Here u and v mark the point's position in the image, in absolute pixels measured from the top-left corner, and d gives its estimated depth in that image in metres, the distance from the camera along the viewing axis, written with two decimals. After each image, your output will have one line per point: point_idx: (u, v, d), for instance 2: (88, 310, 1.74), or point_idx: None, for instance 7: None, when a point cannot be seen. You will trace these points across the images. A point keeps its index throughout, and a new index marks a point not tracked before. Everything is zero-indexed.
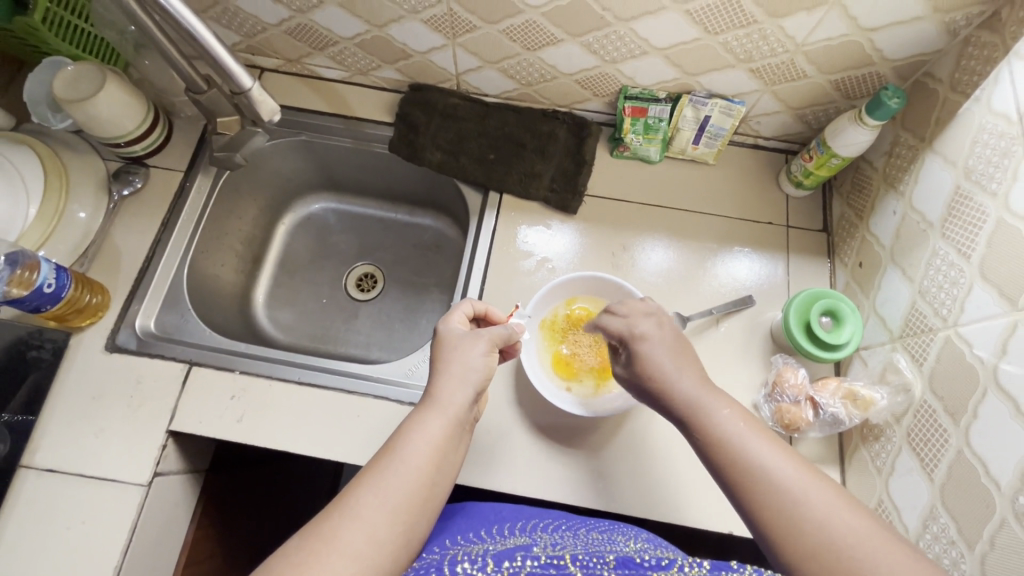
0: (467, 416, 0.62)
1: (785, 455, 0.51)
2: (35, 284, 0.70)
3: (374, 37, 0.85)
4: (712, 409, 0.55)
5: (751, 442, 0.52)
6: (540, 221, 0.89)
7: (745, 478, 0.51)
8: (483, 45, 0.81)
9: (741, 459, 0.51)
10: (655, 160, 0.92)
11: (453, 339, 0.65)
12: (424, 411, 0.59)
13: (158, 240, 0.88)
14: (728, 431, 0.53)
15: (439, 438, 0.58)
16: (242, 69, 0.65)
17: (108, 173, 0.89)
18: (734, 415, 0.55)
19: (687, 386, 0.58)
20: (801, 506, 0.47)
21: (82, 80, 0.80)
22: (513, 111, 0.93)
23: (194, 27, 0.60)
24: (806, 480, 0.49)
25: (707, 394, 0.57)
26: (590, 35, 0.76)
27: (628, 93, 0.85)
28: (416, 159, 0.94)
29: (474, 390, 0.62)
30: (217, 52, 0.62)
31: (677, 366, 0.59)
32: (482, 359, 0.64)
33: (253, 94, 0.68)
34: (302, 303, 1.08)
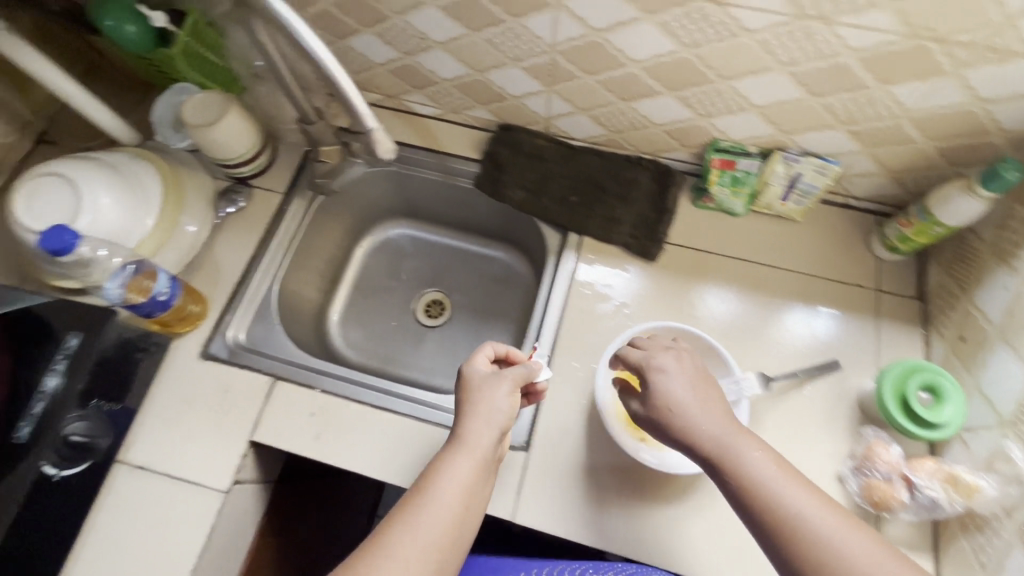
0: (492, 458, 0.63)
1: (817, 502, 0.55)
2: (151, 292, 0.76)
3: (473, 80, 0.89)
4: (745, 453, 0.58)
5: (788, 490, 0.55)
6: (618, 266, 0.89)
7: (785, 530, 0.54)
8: (579, 93, 0.84)
9: (782, 512, 0.55)
10: (739, 213, 0.91)
11: (476, 381, 0.66)
12: (451, 454, 0.61)
13: (254, 257, 0.93)
14: (766, 480, 0.56)
15: (468, 480, 0.59)
16: (368, 110, 0.66)
17: (214, 191, 0.96)
18: (766, 462, 0.58)
19: (715, 424, 0.61)
20: (837, 554, 0.52)
21: (207, 106, 0.87)
22: (598, 155, 0.95)
23: (330, 70, 0.62)
24: (840, 525, 0.54)
25: (737, 434, 0.60)
26: (688, 90, 0.77)
27: (718, 146, 0.85)
28: (499, 196, 0.96)
29: (499, 430, 0.64)
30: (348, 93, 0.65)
31: (703, 406, 0.62)
32: (506, 400, 0.65)
33: (371, 133, 0.71)
34: (372, 325, 1.12)
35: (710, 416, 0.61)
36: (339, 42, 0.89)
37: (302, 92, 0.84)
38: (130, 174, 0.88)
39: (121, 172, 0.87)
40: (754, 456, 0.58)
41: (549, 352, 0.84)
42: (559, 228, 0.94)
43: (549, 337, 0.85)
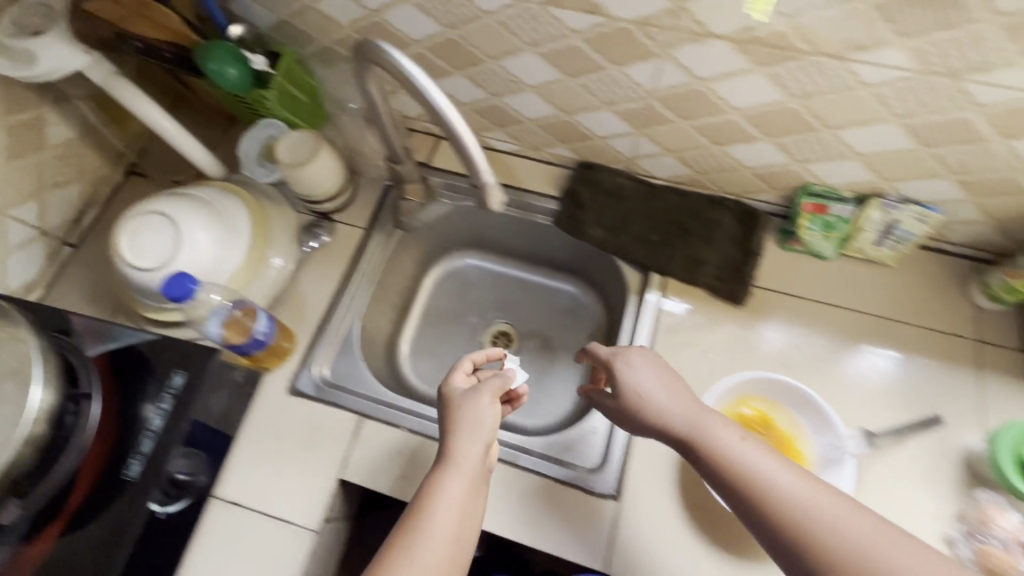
0: (484, 470, 0.65)
1: (797, 477, 0.56)
2: (252, 331, 0.78)
3: (559, 121, 0.89)
4: (719, 437, 0.60)
5: (760, 464, 0.57)
6: (703, 310, 0.88)
7: (768, 510, 0.55)
8: (670, 137, 0.83)
9: (761, 488, 0.56)
10: (827, 257, 0.89)
11: (456, 399, 0.68)
12: (441, 473, 0.62)
13: (338, 291, 0.94)
14: (740, 458, 0.58)
15: (462, 496, 0.61)
16: (485, 163, 0.63)
17: (298, 224, 0.98)
18: (738, 440, 0.60)
19: (684, 410, 0.64)
20: (819, 521, 0.53)
21: (299, 147, 0.89)
22: (679, 195, 0.94)
23: (451, 120, 0.60)
24: (822, 495, 0.54)
25: (705, 415, 0.63)
26: (788, 137, 0.76)
27: (811, 190, 0.84)
28: (578, 234, 0.96)
29: (486, 442, 0.65)
30: (471, 151, 0.61)
31: (671, 394, 0.65)
32: (490, 412, 0.67)
33: (486, 190, 0.65)
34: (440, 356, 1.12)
35: (680, 404, 0.64)
36: None
37: (398, 133, 0.84)
38: (220, 208, 0.89)
39: (214, 207, 0.89)
40: (724, 438, 0.60)
41: None
42: (640, 268, 0.93)
43: None
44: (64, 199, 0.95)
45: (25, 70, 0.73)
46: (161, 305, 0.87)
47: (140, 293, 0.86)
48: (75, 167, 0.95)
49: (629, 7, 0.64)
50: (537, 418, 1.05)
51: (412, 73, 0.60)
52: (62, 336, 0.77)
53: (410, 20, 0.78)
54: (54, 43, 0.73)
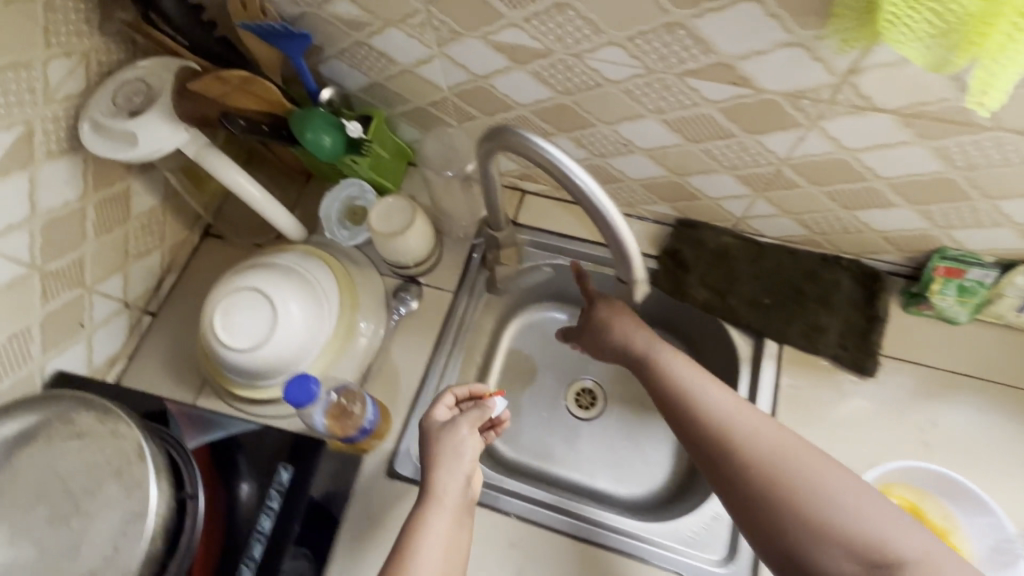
0: (467, 501, 0.70)
1: (726, 397, 0.70)
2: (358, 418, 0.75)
3: (666, 181, 0.83)
4: (668, 362, 0.76)
5: (695, 381, 0.72)
6: (825, 381, 0.83)
7: (699, 420, 0.69)
8: (794, 200, 0.78)
9: (689, 396, 0.71)
10: (959, 321, 0.83)
11: (435, 433, 0.72)
12: (426, 510, 0.67)
13: (430, 360, 0.90)
14: (679, 375, 0.74)
15: (447, 531, 0.67)
16: (640, 261, 0.60)
17: (387, 290, 0.94)
18: (682, 364, 0.75)
19: (643, 343, 0.79)
20: (739, 427, 0.67)
21: (394, 214, 0.86)
22: (790, 254, 0.88)
23: (610, 214, 0.56)
24: (738, 409, 0.69)
25: (660, 347, 0.78)
26: (935, 206, 0.70)
27: (947, 254, 0.77)
28: (679, 295, 0.90)
29: (465, 475, 0.70)
30: (625, 242, 0.58)
31: (635, 327, 0.81)
32: (470, 442, 0.71)
33: (635, 284, 0.61)
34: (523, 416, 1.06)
35: (638, 339, 0.80)
36: None
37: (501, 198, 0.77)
38: (309, 276, 0.86)
39: (301, 275, 0.85)
40: (669, 360, 0.76)
41: None
42: (750, 332, 0.87)
43: None
44: (146, 268, 0.91)
45: (124, 152, 0.70)
46: (253, 382, 0.83)
47: (231, 370, 0.82)
48: (157, 234, 0.92)
49: (784, 80, 0.59)
50: (631, 486, 0.99)
51: (563, 164, 0.56)
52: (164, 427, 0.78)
53: (519, 86, 0.73)
54: (155, 123, 0.70)
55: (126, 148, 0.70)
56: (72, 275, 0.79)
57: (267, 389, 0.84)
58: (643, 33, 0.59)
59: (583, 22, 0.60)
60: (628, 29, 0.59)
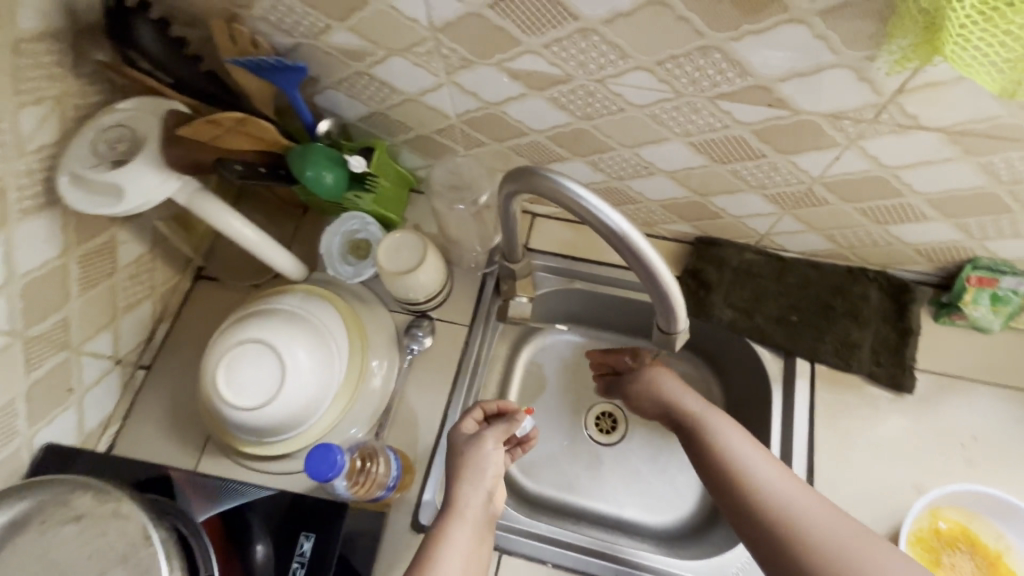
0: (489, 515, 0.67)
1: (782, 472, 0.62)
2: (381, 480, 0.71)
3: (688, 202, 0.80)
4: (718, 426, 0.68)
5: (748, 451, 0.64)
6: (862, 399, 0.80)
7: (747, 492, 0.61)
8: (823, 217, 0.75)
9: (741, 473, 0.62)
10: (992, 330, 0.81)
11: (460, 445, 0.70)
12: (447, 522, 0.63)
13: (450, 400, 0.85)
14: (730, 446, 0.65)
15: (467, 545, 0.63)
16: (683, 311, 0.59)
17: (397, 329, 0.89)
18: (734, 433, 0.67)
19: (695, 403, 0.73)
20: (794, 506, 0.59)
21: (403, 250, 0.82)
22: (815, 267, 0.85)
23: (657, 267, 0.53)
24: (795, 486, 0.60)
25: (711, 410, 0.71)
26: (973, 219, 0.67)
27: (979, 264, 0.75)
28: (705, 316, 0.86)
29: (488, 489, 0.67)
30: (674, 301, 0.56)
31: (686, 392, 0.75)
32: (494, 455, 0.69)
33: (678, 335, 0.61)
34: (542, 448, 0.97)
35: (688, 398, 0.74)
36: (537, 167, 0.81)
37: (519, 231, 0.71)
38: (315, 320, 0.80)
39: (309, 318, 0.79)
40: (719, 427, 0.68)
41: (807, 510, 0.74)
42: (780, 351, 0.84)
43: None
44: (136, 321, 0.85)
45: (110, 207, 0.64)
46: (260, 439, 0.77)
47: (238, 429, 0.76)
48: (147, 283, 0.85)
49: (825, 101, 0.56)
50: (660, 513, 0.92)
51: (614, 222, 0.52)
52: (169, 501, 0.73)
53: (535, 112, 0.69)
54: (144, 172, 0.64)
55: (111, 203, 0.64)
56: (57, 338, 0.73)
57: (276, 445, 0.78)
58: (675, 57, 0.55)
59: (609, 48, 0.56)
60: (658, 54, 0.55)
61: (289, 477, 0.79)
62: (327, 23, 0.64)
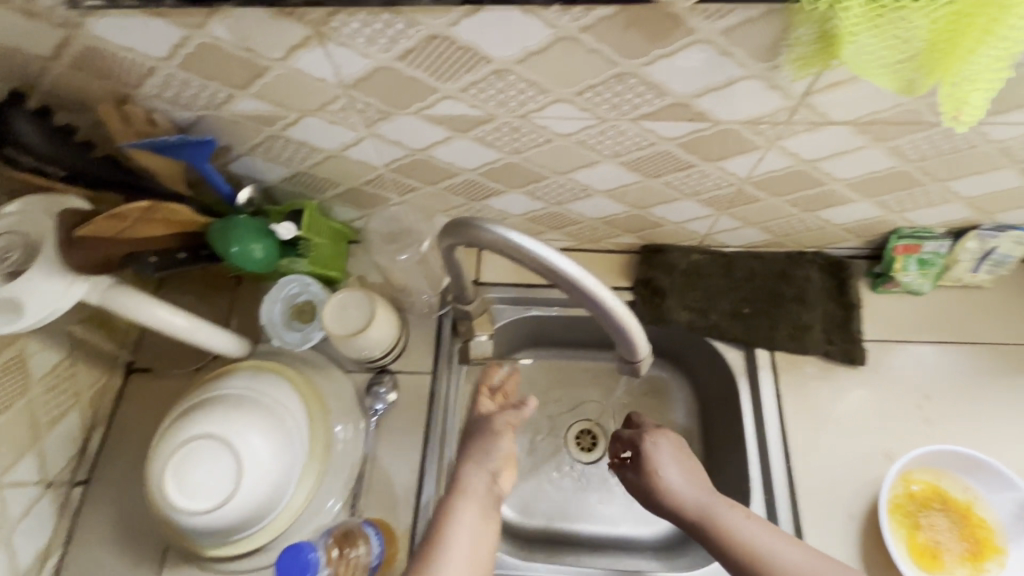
0: (496, 496, 0.64)
1: (799, 550, 0.63)
2: (364, 560, 0.67)
3: (628, 215, 0.81)
4: (728, 518, 0.66)
5: (764, 540, 0.64)
6: (823, 377, 0.83)
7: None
8: (757, 212, 0.77)
9: (768, 565, 0.62)
10: (924, 291, 0.86)
11: (474, 425, 0.69)
12: (452, 500, 0.62)
13: (425, 454, 0.81)
14: (745, 535, 0.64)
15: (474, 527, 0.60)
16: (642, 336, 0.59)
17: (358, 389, 0.84)
18: (744, 520, 0.65)
19: (698, 494, 0.69)
20: None
21: (350, 308, 0.78)
22: (757, 258, 0.88)
23: (602, 301, 0.54)
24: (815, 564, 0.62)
25: (715, 499, 0.68)
26: (890, 195, 0.71)
27: (903, 233, 0.80)
28: (664, 323, 0.87)
29: (495, 470, 0.64)
30: (605, 302, 0.54)
31: (688, 476, 0.71)
32: (506, 439, 0.66)
33: (642, 361, 0.62)
34: (528, 480, 0.95)
35: (692, 486, 0.70)
36: (474, 203, 0.79)
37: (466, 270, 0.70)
38: (270, 400, 0.75)
39: (260, 400, 0.74)
40: (730, 516, 0.66)
41: (789, 495, 0.76)
42: (740, 344, 0.86)
43: (782, 484, 0.77)
44: (63, 436, 0.76)
45: (7, 324, 0.58)
46: (225, 539, 0.71)
47: (197, 534, 0.70)
48: (70, 392, 0.77)
49: (739, 111, 0.57)
50: (656, 523, 0.91)
51: (561, 266, 0.52)
52: None
53: (464, 153, 0.68)
54: (41, 276, 0.58)
55: (9, 320, 0.58)
56: None
57: (244, 542, 0.72)
58: (593, 86, 0.55)
59: (527, 84, 0.56)
60: (576, 85, 0.55)
61: (263, 572, 0.74)
62: (229, 93, 0.60)
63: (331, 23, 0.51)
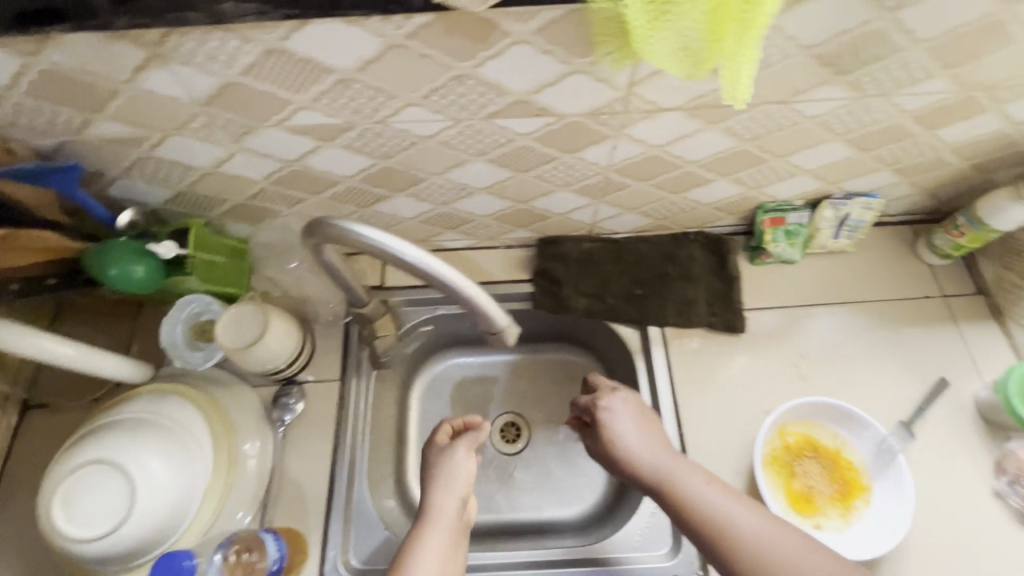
0: (461, 523, 0.70)
1: (749, 511, 0.66)
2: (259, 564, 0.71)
3: (514, 210, 0.85)
4: (685, 481, 0.69)
5: (717, 503, 0.67)
6: (711, 347, 0.89)
7: (719, 539, 0.65)
8: (630, 198, 0.83)
9: (723, 526, 0.65)
10: (796, 260, 0.93)
11: (433, 458, 0.75)
12: (422, 528, 0.67)
13: (335, 460, 0.82)
14: (700, 496, 0.67)
15: (442, 550, 0.66)
16: (498, 309, 0.61)
17: (266, 402, 0.85)
18: (701, 483, 0.68)
19: (653, 455, 0.72)
20: (765, 547, 0.63)
21: (244, 322, 0.79)
22: (645, 242, 0.93)
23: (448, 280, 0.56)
24: (762, 523, 0.65)
25: (671, 460, 0.71)
26: (742, 172, 0.78)
27: (766, 208, 0.87)
28: (563, 310, 0.92)
29: (460, 497, 0.71)
30: (447, 278, 0.56)
31: (646, 439, 0.73)
32: (465, 466, 0.73)
33: (505, 331, 0.63)
34: None
35: (650, 447, 0.73)
36: (364, 210, 0.82)
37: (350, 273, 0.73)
38: (166, 420, 0.75)
39: (157, 421, 0.74)
40: (687, 478, 0.69)
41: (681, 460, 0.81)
42: (634, 324, 0.91)
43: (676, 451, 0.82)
44: None
45: None
46: (126, 564, 0.71)
47: (95, 563, 0.69)
48: None
49: (577, 104, 0.62)
50: (576, 503, 0.95)
51: (408, 258, 0.55)
52: None
53: (337, 161, 0.70)
54: None
55: None
56: None
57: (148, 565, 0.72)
58: (435, 89, 0.59)
59: (374, 92, 0.59)
60: (420, 89, 0.59)
61: None
62: (85, 117, 0.61)
63: (168, 44, 0.52)
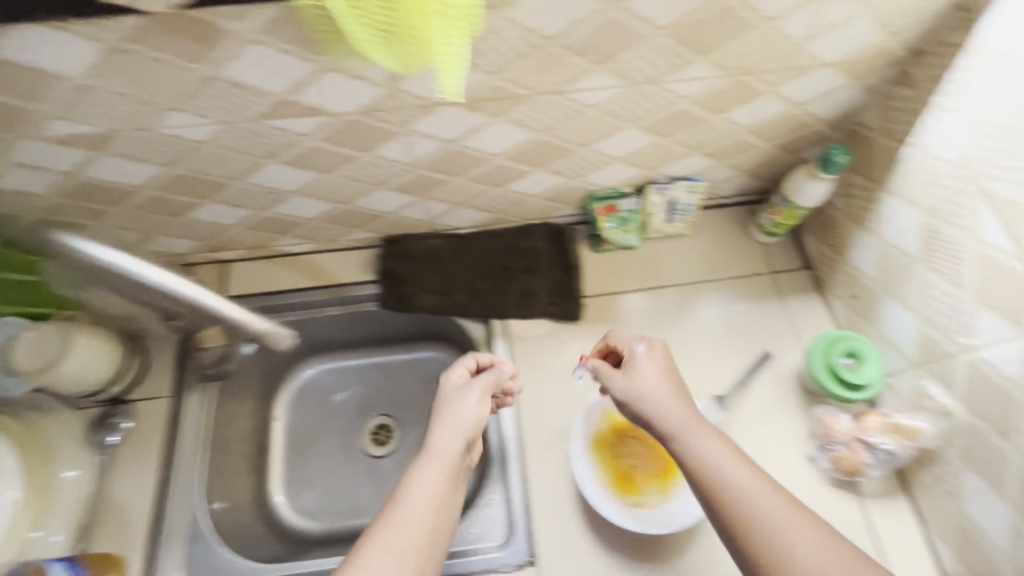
0: (461, 466, 0.66)
1: (766, 486, 0.59)
2: None
3: (340, 211, 0.84)
4: (700, 438, 0.63)
5: (731, 470, 0.60)
6: (553, 336, 0.90)
7: (724, 498, 0.59)
8: (454, 193, 0.83)
9: (725, 489, 0.59)
10: (635, 246, 0.95)
11: (449, 395, 0.71)
12: (418, 464, 0.64)
13: (166, 479, 0.81)
14: (710, 455, 0.61)
15: (434, 487, 0.62)
16: (252, 316, 0.73)
17: (87, 423, 0.81)
18: (714, 442, 0.62)
19: (677, 407, 0.65)
20: (765, 523, 0.57)
21: (44, 342, 0.74)
22: (490, 235, 0.94)
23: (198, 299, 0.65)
24: (777, 503, 0.58)
25: (693, 418, 0.65)
26: (555, 163, 0.79)
27: (596, 196, 0.88)
28: (408, 309, 0.91)
29: (468, 440, 0.67)
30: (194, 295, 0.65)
31: (667, 388, 0.67)
32: (474, 410, 0.68)
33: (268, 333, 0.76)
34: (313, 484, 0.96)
35: (667, 395, 0.67)
36: (177, 219, 0.79)
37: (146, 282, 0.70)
38: None
39: None
40: (702, 436, 0.63)
41: (520, 450, 0.82)
42: (480, 318, 0.92)
43: (517, 442, 0.83)
44: None
45: None
46: None
47: None
48: None
49: (346, 102, 0.62)
50: None
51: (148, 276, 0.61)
52: None
53: (120, 170, 0.68)
54: None
55: None
56: None
57: None
58: (186, 92, 0.57)
59: (120, 97, 0.57)
60: (168, 93, 0.57)
61: None
62: None
63: None
